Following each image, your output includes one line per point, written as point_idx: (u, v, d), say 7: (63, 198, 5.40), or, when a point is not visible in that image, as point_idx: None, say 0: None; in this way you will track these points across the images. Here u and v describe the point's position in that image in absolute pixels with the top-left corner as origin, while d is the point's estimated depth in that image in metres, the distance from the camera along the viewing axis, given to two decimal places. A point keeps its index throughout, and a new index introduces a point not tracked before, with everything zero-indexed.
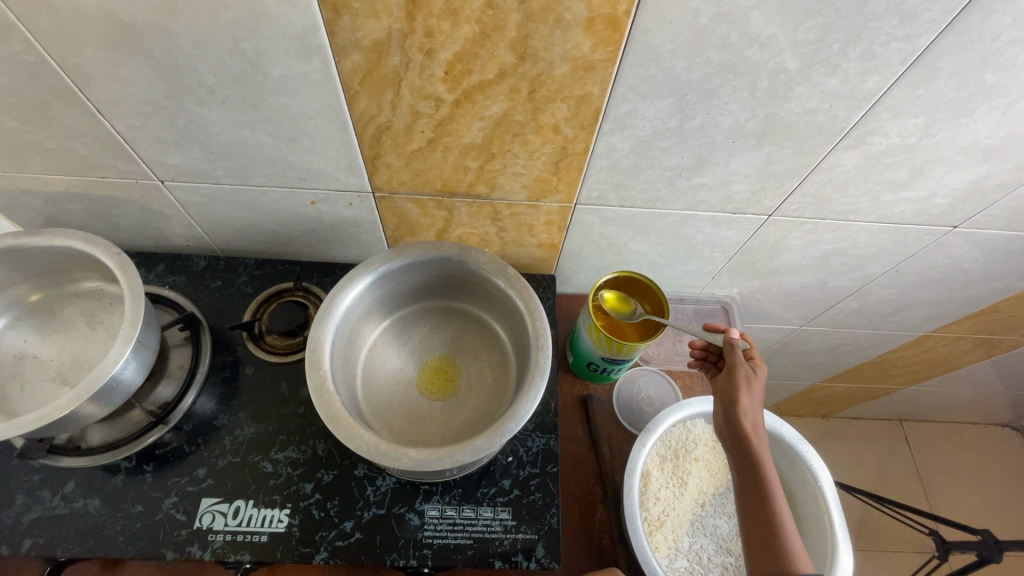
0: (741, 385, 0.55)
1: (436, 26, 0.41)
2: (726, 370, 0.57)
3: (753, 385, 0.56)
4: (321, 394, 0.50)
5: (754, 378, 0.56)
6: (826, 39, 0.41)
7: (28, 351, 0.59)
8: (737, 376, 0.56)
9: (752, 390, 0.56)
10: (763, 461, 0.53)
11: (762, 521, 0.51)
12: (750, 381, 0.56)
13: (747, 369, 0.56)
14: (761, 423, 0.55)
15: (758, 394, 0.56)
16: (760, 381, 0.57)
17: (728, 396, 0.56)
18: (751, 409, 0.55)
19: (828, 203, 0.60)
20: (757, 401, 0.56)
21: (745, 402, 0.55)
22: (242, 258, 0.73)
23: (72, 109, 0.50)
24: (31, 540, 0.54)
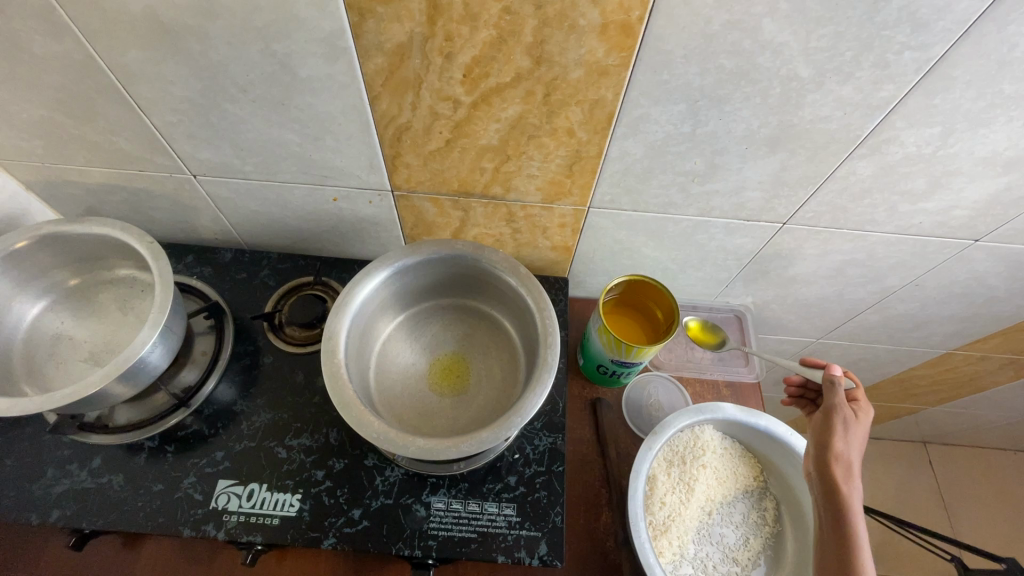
0: (837, 427, 0.56)
1: (456, 31, 0.43)
2: (823, 411, 0.58)
3: (852, 431, 0.56)
4: (335, 380, 0.51)
5: (854, 423, 0.57)
6: (838, 47, 0.41)
7: (64, 332, 0.63)
8: (834, 419, 0.57)
9: (849, 434, 0.56)
10: (849, 508, 0.53)
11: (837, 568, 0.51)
12: (851, 427, 0.56)
13: (847, 413, 0.57)
14: (855, 471, 0.55)
15: (856, 441, 0.56)
16: (859, 427, 0.57)
17: (822, 437, 0.57)
18: (845, 455, 0.55)
19: (843, 212, 0.60)
20: (853, 448, 0.56)
21: (841, 446, 0.55)
22: (266, 252, 0.76)
23: (115, 105, 0.53)
24: (58, 512, 0.57)
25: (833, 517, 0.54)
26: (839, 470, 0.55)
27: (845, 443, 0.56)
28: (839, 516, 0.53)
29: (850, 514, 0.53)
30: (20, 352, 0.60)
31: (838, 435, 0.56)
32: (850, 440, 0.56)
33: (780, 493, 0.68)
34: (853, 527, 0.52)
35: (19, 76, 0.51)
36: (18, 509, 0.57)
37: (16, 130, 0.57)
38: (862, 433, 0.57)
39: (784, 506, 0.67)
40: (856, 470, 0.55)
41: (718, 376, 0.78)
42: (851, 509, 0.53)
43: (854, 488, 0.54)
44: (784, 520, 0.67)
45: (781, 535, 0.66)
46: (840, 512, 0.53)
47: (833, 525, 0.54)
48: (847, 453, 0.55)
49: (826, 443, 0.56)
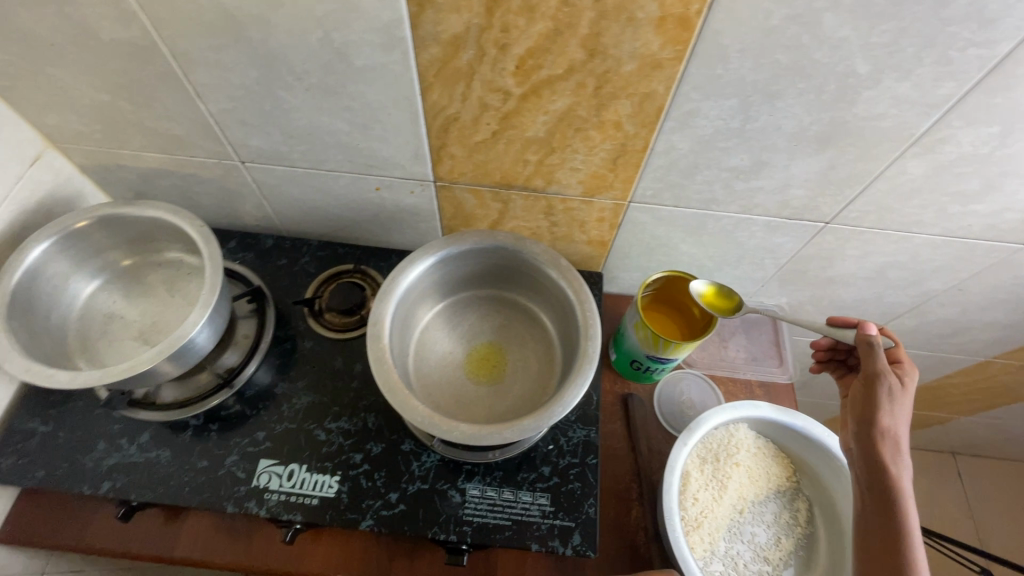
0: (884, 400, 0.54)
1: (513, 22, 0.43)
2: (865, 380, 0.55)
3: (900, 404, 0.54)
4: (381, 365, 0.52)
5: (900, 393, 0.54)
6: (900, 43, 0.41)
7: (116, 311, 0.65)
8: (879, 391, 0.54)
9: (896, 405, 0.54)
10: (897, 487, 0.53)
11: (888, 548, 0.51)
12: (899, 398, 0.54)
13: (895, 383, 0.54)
14: (903, 444, 0.54)
15: (904, 412, 0.54)
16: (906, 395, 0.55)
17: (868, 411, 0.55)
18: (893, 430, 0.54)
19: (889, 213, 0.59)
20: (902, 420, 0.55)
21: (890, 421, 0.54)
22: (306, 239, 0.77)
23: (173, 91, 0.55)
24: (109, 483, 0.59)
25: (879, 495, 0.54)
26: (887, 446, 0.54)
27: (893, 416, 0.54)
28: (888, 495, 0.53)
29: (898, 490, 0.53)
30: (75, 329, 0.63)
31: (886, 410, 0.54)
32: (898, 412, 0.54)
33: (814, 494, 0.67)
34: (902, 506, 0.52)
35: (85, 61, 0.52)
36: (71, 479, 0.59)
37: (77, 114, 0.59)
38: (907, 400, 0.55)
39: (816, 508, 0.67)
40: (904, 444, 0.54)
41: (751, 375, 0.77)
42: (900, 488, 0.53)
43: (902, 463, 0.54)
44: (817, 521, 0.66)
45: (813, 536, 0.66)
46: (889, 491, 0.53)
47: (881, 501, 0.53)
48: (895, 426, 0.54)
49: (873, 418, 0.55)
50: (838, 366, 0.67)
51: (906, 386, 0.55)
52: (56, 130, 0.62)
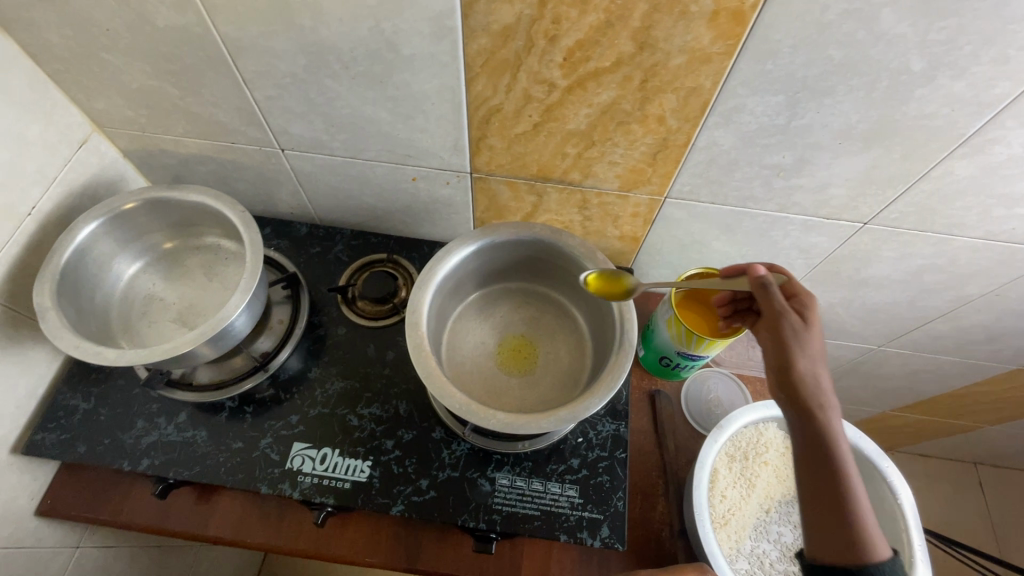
0: (792, 341, 0.46)
1: (564, 13, 0.43)
2: (767, 323, 0.48)
3: (807, 337, 0.47)
4: (419, 351, 0.53)
5: (804, 332, 0.47)
6: (958, 40, 0.41)
7: (156, 294, 0.66)
8: (784, 332, 0.47)
9: (808, 345, 0.46)
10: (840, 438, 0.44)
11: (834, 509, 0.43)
12: (812, 331, 0.47)
13: (810, 316, 0.48)
14: (823, 385, 0.46)
15: (818, 346, 0.47)
16: (814, 333, 0.47)
17: (780, 357, 0.47)
18: (807, 369, 0.46)
19: (931, 214, 0.59)
20: (816, 356, 0.46)
21: (804, 360, 0.46)
22: (338, 228, 0.78)
23: (221, 78, 0.56)
24: (148, 461, 0.61)
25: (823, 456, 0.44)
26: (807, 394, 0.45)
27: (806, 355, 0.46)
28: (817, 451, 0.44)
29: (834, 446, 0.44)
30: (117, 309, 0.64)
31: (795, 347, 0.46)
32: (812, 347, 0.46)
33: None
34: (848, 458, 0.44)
35: (138, 46, 0.54)
36: (112, 455, 0.61)
37: (125, 99, 0.61)
38: (818, 338, 0.47)
39: None
40: (825, 384, 0.46)
41: None
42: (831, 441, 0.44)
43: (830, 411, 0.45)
44: None
45: None
46: (812, 445, 0.44)
47: (807, 459, 0.45)
48: (811, 365, 0.46)
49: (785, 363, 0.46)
50: (748, 316, 0.59)
51: (808, 317, 0.48)
52: (103, 114, 0.63)
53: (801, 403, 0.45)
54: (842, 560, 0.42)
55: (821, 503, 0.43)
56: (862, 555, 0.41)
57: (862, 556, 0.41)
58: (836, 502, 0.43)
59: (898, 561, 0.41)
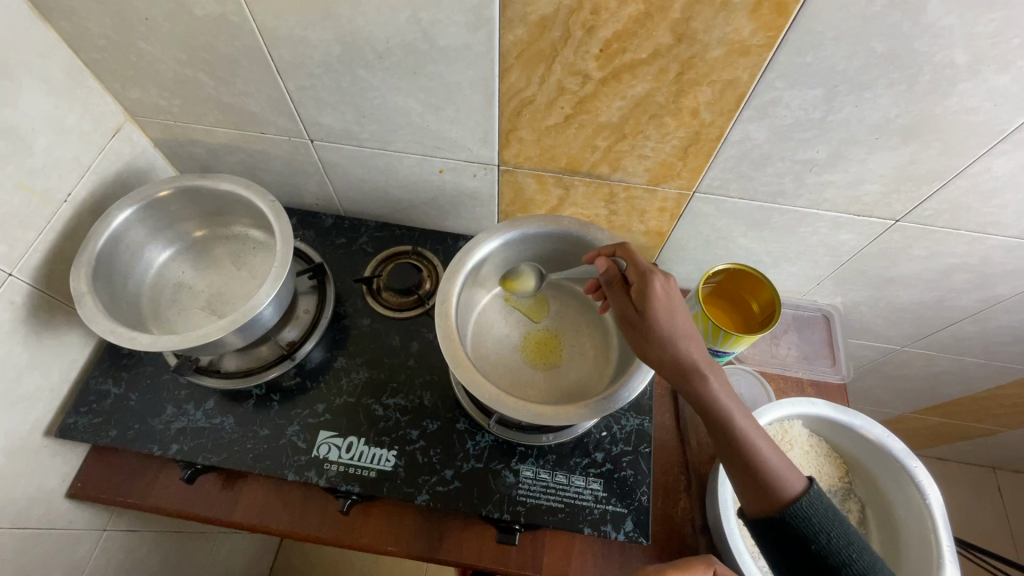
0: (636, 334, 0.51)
1: (603, 4, 0.43)
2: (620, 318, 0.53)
3: (665, 312, 0.50)
4: (448, 340, 0.53)
5: (651, 313, 0.50)
6: (1005, 33, 0.40)
7: (186, 281, 0.67)
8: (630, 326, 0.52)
9: (658, 324, 0.50)
10: (720, 401, 0.48)
11: (743, 467, 0.48)
12: (662, 306, 0.50)
13: (654, 294, 0.50)
14: (690, 348, 0.49)
15: (676, 313, 0.50)
16: (661, 304, 0.50)
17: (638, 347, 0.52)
18: (671, 344, 0.50)
19: (966, 212, 0.58)
20: (679, 323, 0.50)
21: (665, 338, 0.50)
22: (363, 220, 0.78)
23: (255, 67, 0.56)
24: (177, 446, 0.62)
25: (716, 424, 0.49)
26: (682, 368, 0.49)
27: (666, 329, 0.50)
28: (712, 420, 0.49)
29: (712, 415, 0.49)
30: (149, 296, 0.65)
31: (660, 328, 0.50)
32: (664, 322, 0.50)
33: (867, 495, 0.67)
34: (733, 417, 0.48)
35: (175, 35, 0.54)
36: (143, 439, 0.62)
37: (159, 89, 0.61)
38: (668, 307, 0.50)
39: (869, 509, 0.66)
40: (681, 356, 0.49)
41: (804, 374, 0.76)
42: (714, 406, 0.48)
43: (706, 375, 0.48)
44: (870, 523, 0.66)
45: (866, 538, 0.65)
46: (707, 414, 0.49)
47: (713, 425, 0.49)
48: (676, 336, 0.50)
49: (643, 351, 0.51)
50: None
51: (645, 292, 0.51)
52: (137, 104, 0.64)
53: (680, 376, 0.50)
54: (764, 508, 0.48)
55: (734, 464, 0.49)
56: (777, 497, 0.47)
57: (781, 498, 0.47)
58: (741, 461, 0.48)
59: (812, 489, 0.47)
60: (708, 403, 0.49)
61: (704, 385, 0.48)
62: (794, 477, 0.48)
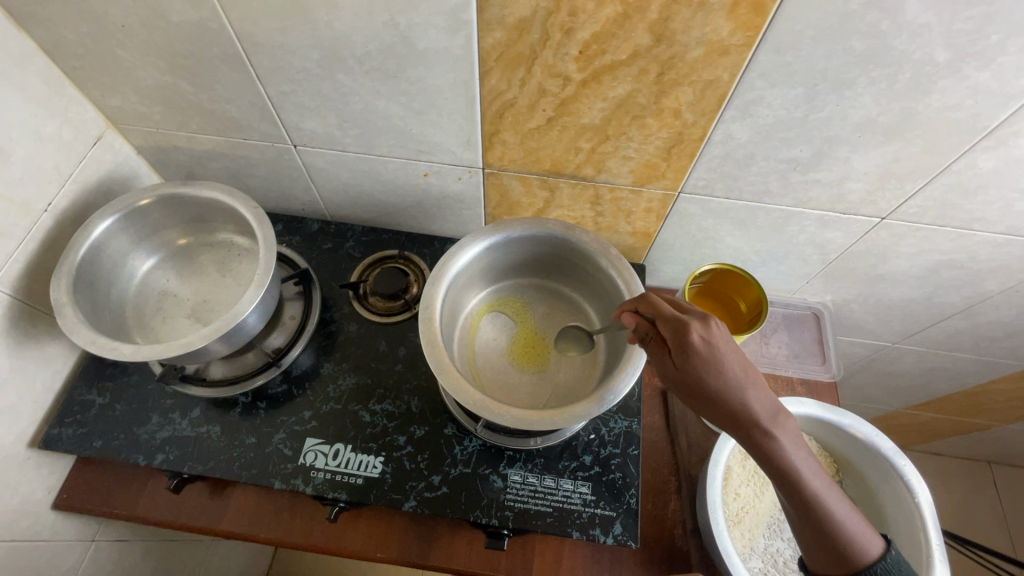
0: (685, 384, 0.45)
1: (581, 6, 0.43)
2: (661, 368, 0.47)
3: (717, 364, 0.44)
4: (432, 346, 0.53)
5: (697, 363, 0.44)
6: (984, 30, 0.40)
7: (170, 289, 0.67)
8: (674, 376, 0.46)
9: (708, 374, 0.44)
10: (790, 462, 0.42)
11: (819, 535, 0.43)
12: (711, 358, 0.44)
13: (699, 346, 0.45)
14: (751, 403, 0.43)
15: (730, 363, 0.44)
16: (707, 351, 0.44)
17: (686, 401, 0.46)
18: (729, 400, 0.43)
19: (952, 209, 0.58)
20: (736, 375, 0.44)
21: (721, 393, 0.43)
22: (349, 224, 0.78)
23: (235, 73, 0.56)
24: (162, 455, 0.61)
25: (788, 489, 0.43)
26: (744, 428, 0.43)
27: (721, 384, 0.44)
28: (782, 484, 0.43)
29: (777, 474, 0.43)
30: (133, 305, 0.64)
31: (714, 383, 0.44)
32: (713, 373, 0.44)
33: (857, 495, 0.66)
34: (805, 478, 0.42)
35: (152, 42, 0.54)
36: (127, 449, 0.61)
37: (140, 96, 0.61)
38: (714, 354, 0.44)
39: (860, 509, 0.66)
40: (739, 407, 0.43)
41: (793, 373, 0.76)
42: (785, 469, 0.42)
43: (771, 433, 0.42)
44: None
45: None
46: (775, 478, 0.43)
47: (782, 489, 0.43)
48: (733, 390, 0.43)
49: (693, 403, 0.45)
50: None
51: (688, 339, 0.45)
52: (118, 111, 0.64)
53: (740, 436, 0.44)
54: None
55: (806, 530, 0.43)
56: (857, 561, 0.42)
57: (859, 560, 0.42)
58: (817, 528, 0.43)
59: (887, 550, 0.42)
60: (779, 466, 0.43)
61: (769, 446, 0.42)
62: (870, 538, 0.43)
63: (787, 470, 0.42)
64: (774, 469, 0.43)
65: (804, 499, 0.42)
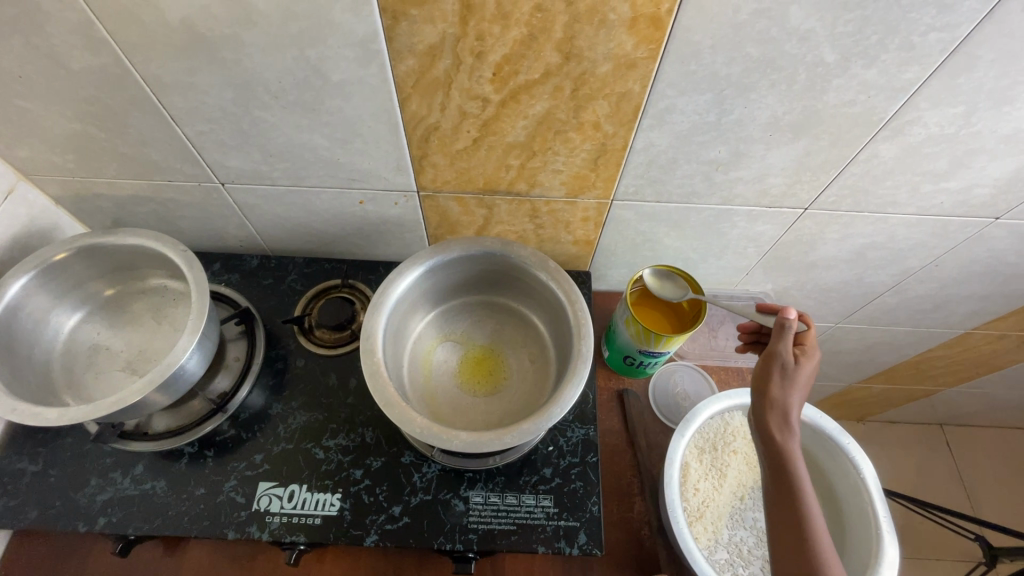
0: (773, 375, 0.50)
1: (487, 30, 0.44)
2: (763, 356, 0.52)
3: (794, 380, 0.50)
4: (375, 378, 0.52)
5: (794, 369, 0.50)
6: (864, 31, 0.42)
7: (101, 343, 0.64)
8: (772, 365, 0.51)
9: (791, 381, 0.50)
10: (799, 471, 0.48)
11: (788, 541, 0.46)
12: (792, 374, 0.50)
13: (788, 358, 0.50)
14: (794, 422, 0.49)
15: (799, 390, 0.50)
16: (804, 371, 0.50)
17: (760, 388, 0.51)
18: (783, 407, 0.49)
19: (865, 195, 0.61)
20: (794, 399, 0.50)
21: (778, 399, 0.49)
22: (291, 257, 0.77)
23: (148, 116, 0.54)
24: (105, 518, 0.58)
25: (784, 483, 0.47)
26: (775, 424, 0.49)
27: (781, 394, 0.49)
28: (782, 484, 0.48)
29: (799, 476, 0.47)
30: (60, 364, 0.61)
31: (775, 389, 0.50)
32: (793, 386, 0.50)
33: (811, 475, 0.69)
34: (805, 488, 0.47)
35: (55, 90, 0.52)
36: (65, 517, 0.58)
37: (49, 145, 0.58)
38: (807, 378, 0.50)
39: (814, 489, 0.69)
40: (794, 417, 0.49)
41: (743, 363, 0.78)
42: (794, 473, 0.47)
43: (793, 444, 0.49)
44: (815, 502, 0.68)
45: None
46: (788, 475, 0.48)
47: (775, 485, 0.48)
48: (785, 406, 0.49)
49: (763, 392, 0.50)
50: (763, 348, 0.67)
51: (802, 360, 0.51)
52: (28, 163, 0.61)
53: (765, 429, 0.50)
54: None
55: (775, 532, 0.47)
56: None
57: None
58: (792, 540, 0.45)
59: None
60: (790, 467, 0.48)
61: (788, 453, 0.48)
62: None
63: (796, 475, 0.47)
64: (779, 465, 0.48)
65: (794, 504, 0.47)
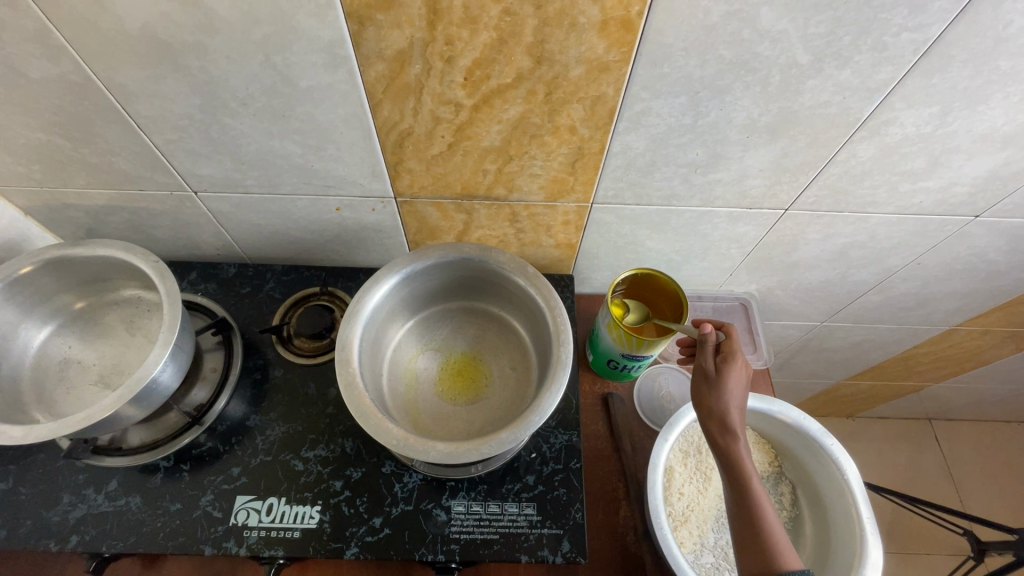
0: (702, 384, 0.50)
1: (456, 34, 0.43)
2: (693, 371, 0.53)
3: (719, 384, 0.49)
4: (351, 390, 0.51)
5: (722, 373, 0.50)
6: (836, 32, 0.42)
7: (72, 356, 0.62)
8: (699, 377, 0.51)
9: (717, 385, 0.49)
10: (744, 470, 0.46)
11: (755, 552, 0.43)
12: (716, 379, 0.50)
13: (710, 366, 0.51)
14: (734, 423, 0.48)
15: (732, 391, 0.49)
16: (732, 371, 0.50)
17: (695, 401, 0.51)
18: (717, 412, 0.48)
19: (844, 195, 0.61)
20: (728, 401, 0.48)
21: (710, 407, 0.49)
22: (269, 265, 0.75)
23: (114, 125, 0.53)
24: (77, 537, 0.57)
25: (738, 493, 0.46)
26: (714, 432, 0.48)
27: (713, 400, 0.49)
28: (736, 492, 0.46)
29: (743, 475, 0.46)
30: (30, 379, 0.60)
31: (705, 398, 0.50)
32: (719, 389, 0.49)
33: (796, 477, 0.69)
34: (758, 493, 0.45)
35: (15, 99, 0.50)
36: (36, 536, 0.57)
37: (14, 156, 0.57)
38: (737, 377, 0.50)
39: (800, 490, 0.68)
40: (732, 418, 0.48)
41: None
42: (743, 479, 0.46)
43: (738, 447, 0.47)
44: (801, 502, 0.68)
45: (800, 518, 0.67)
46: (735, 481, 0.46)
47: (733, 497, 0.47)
48: (720, 410, 0.48)
49: (698, 404, 0.50)
50: None
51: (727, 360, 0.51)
52: None
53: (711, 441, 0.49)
54: None
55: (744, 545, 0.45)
56: None
57: None
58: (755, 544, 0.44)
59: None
60: (738, 473, 0.46)
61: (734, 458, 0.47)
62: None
63: (744, 479, 0.46)
64: (731, 473, 0.47)
65: (751, 512, 0.45)
